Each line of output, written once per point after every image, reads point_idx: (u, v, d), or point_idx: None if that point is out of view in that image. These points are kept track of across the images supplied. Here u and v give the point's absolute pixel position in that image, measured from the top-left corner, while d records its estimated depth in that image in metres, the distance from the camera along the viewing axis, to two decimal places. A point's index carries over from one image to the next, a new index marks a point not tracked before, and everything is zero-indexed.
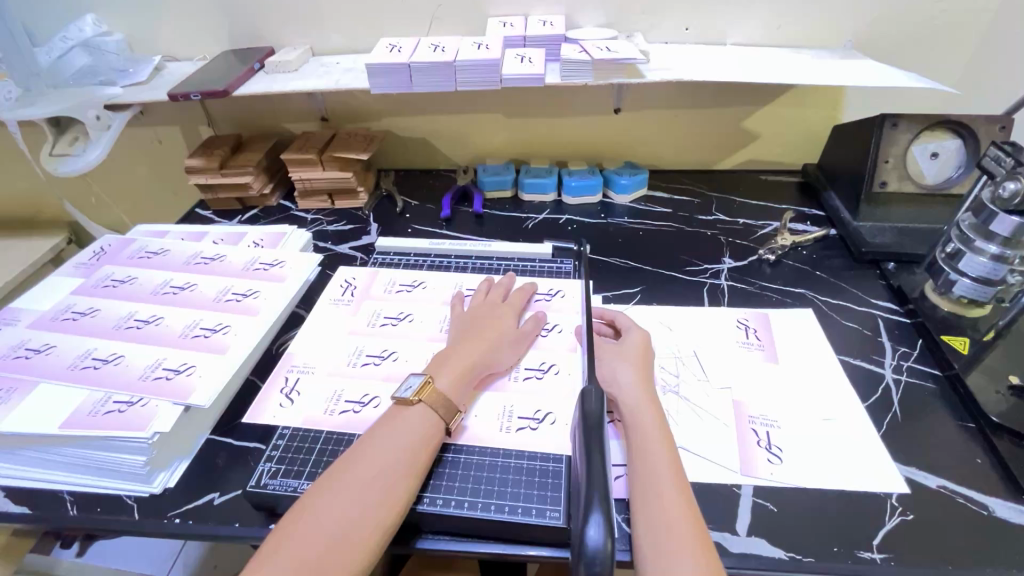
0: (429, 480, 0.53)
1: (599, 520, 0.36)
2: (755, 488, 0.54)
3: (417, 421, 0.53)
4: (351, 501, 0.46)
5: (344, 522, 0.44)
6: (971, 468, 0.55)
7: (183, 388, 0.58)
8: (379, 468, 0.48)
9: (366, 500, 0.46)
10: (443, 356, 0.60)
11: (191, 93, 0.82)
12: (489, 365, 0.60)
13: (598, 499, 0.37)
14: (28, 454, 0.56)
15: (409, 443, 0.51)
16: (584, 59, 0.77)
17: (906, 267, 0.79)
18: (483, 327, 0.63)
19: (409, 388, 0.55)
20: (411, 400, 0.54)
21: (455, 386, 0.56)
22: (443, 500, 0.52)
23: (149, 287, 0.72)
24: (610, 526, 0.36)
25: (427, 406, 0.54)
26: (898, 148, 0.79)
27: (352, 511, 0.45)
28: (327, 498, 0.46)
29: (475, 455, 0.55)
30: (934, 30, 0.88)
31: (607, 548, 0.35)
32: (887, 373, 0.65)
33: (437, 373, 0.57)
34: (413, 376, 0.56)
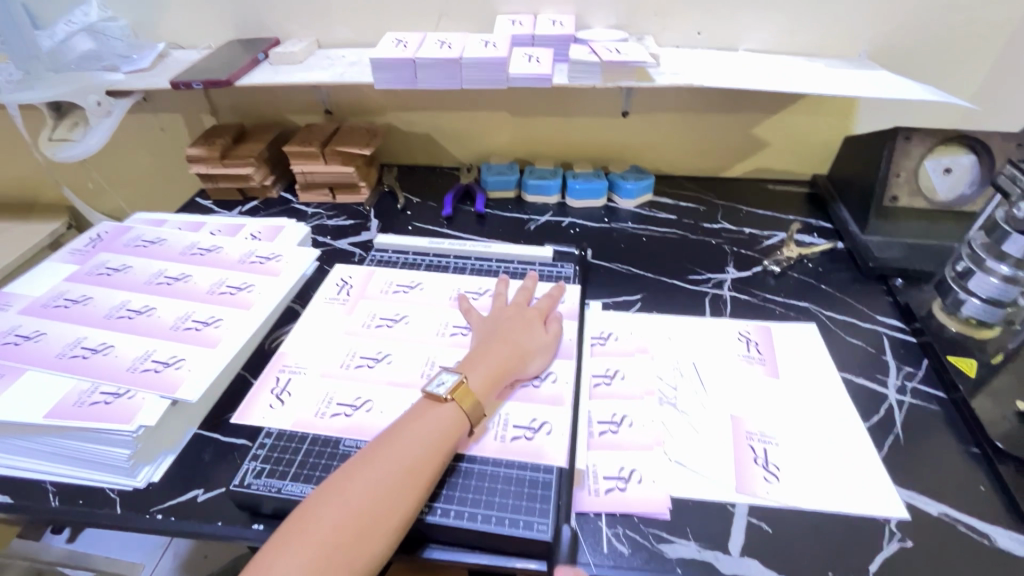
0: (438, 490, 0.52)
1: None
2: (750, 507, 0.52)
3: (442, 425, 0.52)
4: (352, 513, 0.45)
5: (342, 535, 0.44)
6: (976, 493, 0.54)
7: (171, 381, 0.57)
8: (388, 479, 0.47)
9: (368, 513, 0.45)
10: (474, 355, 0.59)
11: (193, 82, 0.81)
12: (519, 368, 0.60)
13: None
14: (11, 443, 0.55)
15: (424, 452, 0.50)
16: (592, 61, 0.75)
17: (914, 284, 0.77)
18: (512, 329, 0.63)
19: (442, 384, 0.55)
20: (445, 398, 0.53)
21: (486, 389, 0.56)
22: (430, 507, 0.51)
23: (144, 276, 0.71)
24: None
25: (457, 408, 0.53)
26: (911, 162, 0.78)
27: (352, 525, 0.44)
28: (333, 506, 0.45)
29: (489, 466, 0.54)
30: (952, 44, 0.86)
31: None
32: (890, 393, 0.64)
33: (470, 373, 0.57)
34: (447, 372, 0.56)
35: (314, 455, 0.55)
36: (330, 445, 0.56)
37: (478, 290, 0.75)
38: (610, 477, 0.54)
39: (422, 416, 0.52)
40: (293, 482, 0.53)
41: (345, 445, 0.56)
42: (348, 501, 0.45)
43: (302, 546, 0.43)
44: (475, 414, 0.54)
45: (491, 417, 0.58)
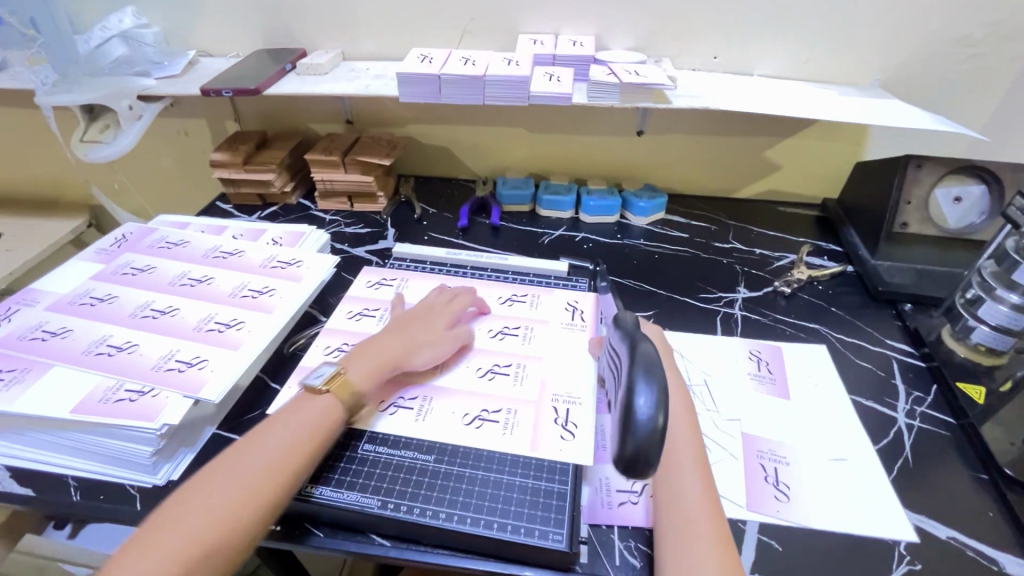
0: (439, 495, 0.52)
1: (648, 393, 0.39)
2: (761, 525, 0.53)
3: (317, 415, 0.53)
4: (278, 457, 0.49)
5: (259, 474, 0.47)
6: (983, 519, 0.55)
7: (194, 381, 0.58)
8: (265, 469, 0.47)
9: (288, 460, 0.49)
10: (364, 346, 0.60)
11: (223, 89, 0.83)
12: (410, 360, 0.60)
13: (652, 377, 0.41)
14: (34, 436, 0.56)
15: (291, 443, 0.50)
16: (612, 82, 0.77)
17: (923, 310, 0.78)
18: (419, 323, 0.64)
19: (320, 376, 0.56)
20: (320, 390, 0.54)
21: (366, 378, 0.57)
22: (443, 514, 0.51)
23: (167, 277, 0.73)
24: (662, 402, 0.39)
25: (334, 398, 0.54)
26: (921, 190, 0.79)
27: (276, 466, 0.48)
28: (212, 488, 0.45)
29: (504, 475, 0.54)
30: (962, 76, 0.88)
31: (656, 418, 0.39)
32: (900, 417, 0.64)
33: (352, 365, 0.57)
34: (326, 364, 0.57)
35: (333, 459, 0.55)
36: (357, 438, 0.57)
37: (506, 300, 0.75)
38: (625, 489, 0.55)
39: (302, 408, 0.53)
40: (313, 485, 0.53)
41: (364, 450, 0.56)
42: (222, 488, 0.45)
43: (232, 473, 0.46)
44: (352, 403, 0.55)
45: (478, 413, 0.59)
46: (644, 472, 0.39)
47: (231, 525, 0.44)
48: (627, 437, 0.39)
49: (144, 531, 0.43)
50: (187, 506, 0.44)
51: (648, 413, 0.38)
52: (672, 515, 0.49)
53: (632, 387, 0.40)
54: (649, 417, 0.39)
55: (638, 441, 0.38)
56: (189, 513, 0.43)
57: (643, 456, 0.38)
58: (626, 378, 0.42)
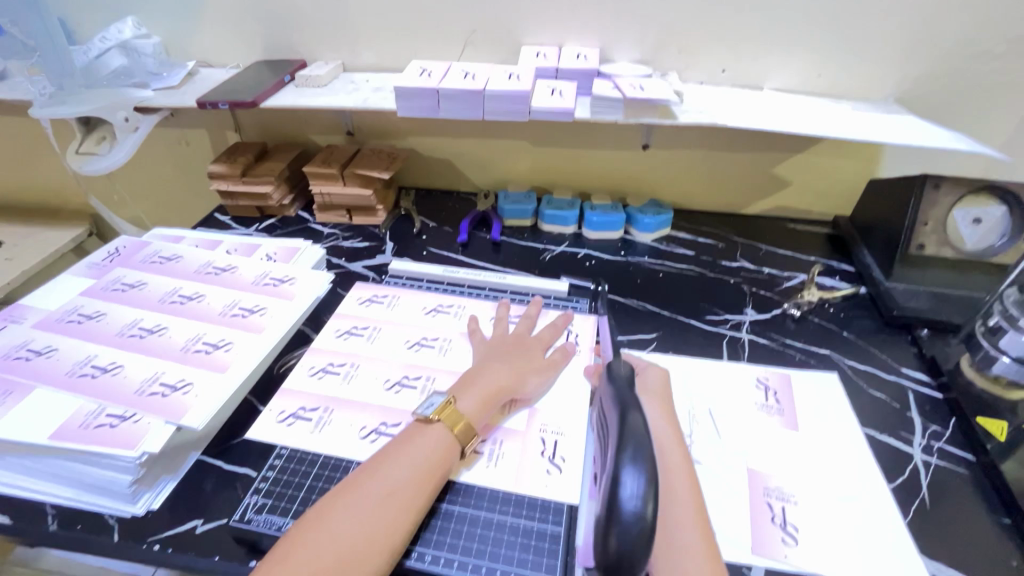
0: (429, 536, 0.50)
1: (637, 482, 0.39)
2: (767, 571, 0.50)
3: (431, 448, 0.51)
4: (393, 488, 0.47)
5: (381, 507, 0.46)
6: (1006, 570, 0.51)
7: (177, 406, 0.56)
8: (374, 506, 0.46)
9: (413, 494, 0.48)
10: (469, 377, 0.58)
11: (219, 101, 0.82)
12: (514, 390, 0.59)
13: (639, 461, 0.41)
14: (13, 461, 0.55)
15: (410, 478, 0.48)
16: (615, 97, 0.75)
17: (940, 336, 0.75)
18: (513, 355, 0.63)
19: (432, 407, 0.55)
20: (433, 419, 0.53)
21: (478, 409, 0.55)
22: (430, 555, 0.49)
23: (158, 294, 0.71)
24: (650, 493, 0.39)
25: (445, 429, 0.53)
26: (939, 211, 0.76)
27: (392, 498, 0.47)
28: (322, 527, 0.44)
29: (495, 513, 0.52)
30: (981, 92, 0.85)
31: (645, 510, 0.38)
32: (916, 453, 0.61)
33: (463, 395, 0.56)
34: (437, 395, 0.56)
35: (317, 491, 0.54)
36: (340, 469, 0.55)
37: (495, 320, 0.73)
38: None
39: (414, 440, 0.51)
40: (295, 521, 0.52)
41: None
42: (339, 527, 0.44)
43: (354, 505, 0.46)
44: (465, 435, 0.53)
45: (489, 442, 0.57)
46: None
47: (356, 560, 0.43)
48: (610, 535, 0.38)
49: (270, 564, 0.42)
50: (310, 538, 0.43)
51: (635, 504, 0.38)
52: (670, 563, 0.45)
53: (619, 474, 0.40)
54: (637, 510, 0.38)
55: (624, 542, 0.37)
56: (319, 547, 0.43)
57: (631, 552, 0.37)
58: (614, 462, 0.42)
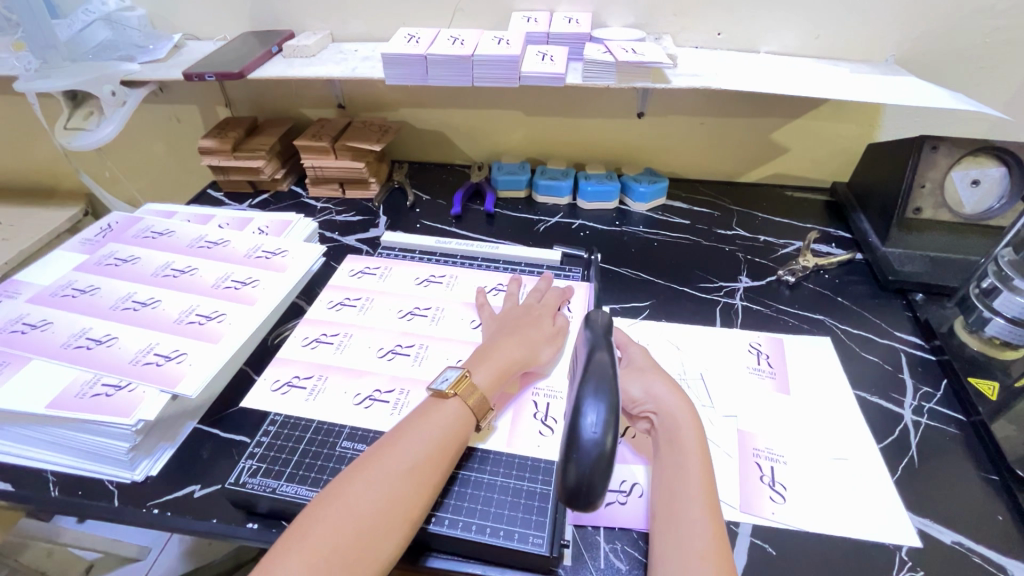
0: (442, 499, 0.51)
1: (599, 413, 0.43)
2: (754, 528, 0.51)
3: (446, 424, 0.51)
4: (408, 466, 0.47)
5: (400, 483, 0.46)
6: (992, 525, 0.52)
7: (172, 375, 0.57)
8: (393, 483, 0.45)
9: (430, 470, 0.48)
10: (482, 351, 0.58)
11: (206, 73, 0.81)
12: (526, 363, 0.59)
13: (601, 395, 0.44)
14: (14, 431, 0.56)
15: (427, 454, 0.48)
16: (607, 60, 0.73)
17: (935, 300, 0.74)
18: (522, 325, 0.62)
19: (445, 380, 0.54)
20: (448, 394, 0.52)
21: (492, 383, 0.55)
22: (434, 516, 0.49)
23: (150, 268, 0.72)
24: (610, 422, 0.43)
25: (461, 403, 0.52)
26: (937, 173, 0.75)
27: (407, 477, 0.46)
28: (339, 503, 0.44)
29: (487, 475, 0.53)
30: (983, 51, 0.83)
31: (605, 438, 0.42)
32: (907, 414, 0.61)
33: (476, 368, 0.56)
34: (451, 368, 0.56)
35: (311, 455, 0.54)
36: (333, 434, 0.56)
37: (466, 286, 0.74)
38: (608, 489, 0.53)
39: (428, 416, 0.51)
40: (290, 483, 0.52)
41: (343, 447, 0.55)
42: (356, 503, 0.44)
43: (368, 483, 0.45)
44: (480, 408, 0.53)
45: (500, 416, 0.57)
46: (589, 501, 0.41)
47: (375, 537, 0.43)
48: (572, 463, 0.42)
49: (289, 539, 0.42)
50: (327, 514, 0.43)
51: (595, 432, 0.42)
52: (671, 547, 0.44)
53: (582, 407, 0.44)
54: (598, 438, 0.42)
55: (583, 466, 0.41)
56: (338, 522, 0.43)
57: (589, 475, 0.41)
58: (577, 396, 0.45)
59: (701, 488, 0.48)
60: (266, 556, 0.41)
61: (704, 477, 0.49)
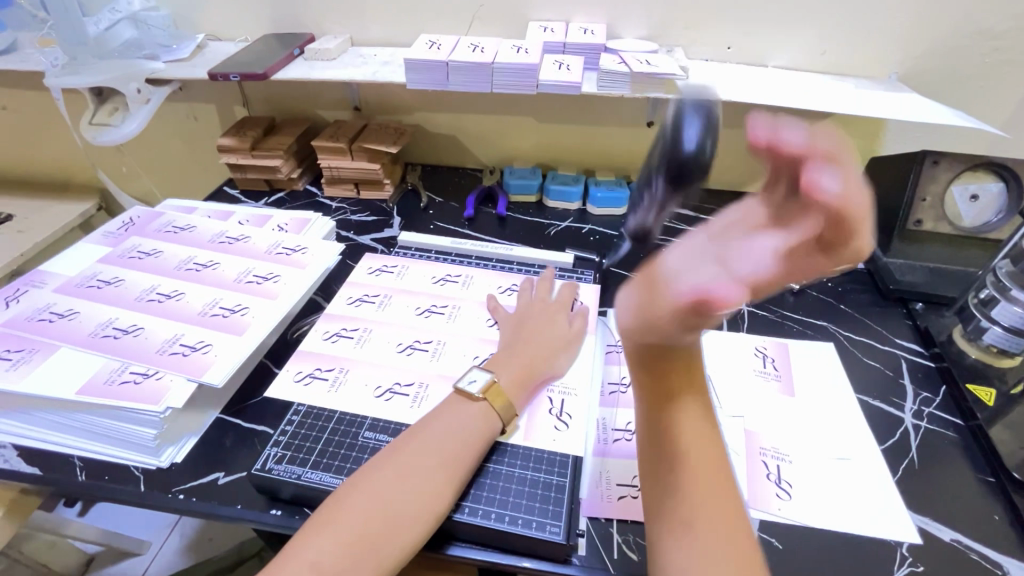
0: (469, 490, 0.52)
1: (693, 126, 0.55)
2: (762, 522, 0.53)
3: (470, 421, 0.53)
4: (431, 462, 0.49)
5: (422, 476, 0.48)
6: (988, 524, 0.54)
7: (198, 365, 0.58)
8: (416, 474, 0.48)
9: (452, 464, 0.50)
10: (503, 355, 0.61)
11: (231, 74, 0.83)
12: (546, 370, 0.61)
13: (696, 115, 0.56)
14: (42, 416, 0.57)
15: (450, 450, 0.50)
16: (622, 71, 0.76)
17: (935, 309, 0.77)
18: (539, 329, 0.64)
19: (473, 382, 0.56)
20: (477, 397, 0.55)
21: (516, 388, 0.57)
22: (459, 505, 0.51)
23: (174, 262, 0.73)
24: (704, 130, 0.54)
25: (488, 406, 0.55)
26: (937, 187, 0.78)
27: (431, 469, 0.49)
28: (364, 492, 0.46)
29: (506, 465, 0.54)
30: (984, 69, 0.85)
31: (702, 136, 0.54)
32: (907, 418, 0.64)
33: (500, 372, 0.58)
34: (477, 371, 0.58)
35: (334, 444, 0.56)
36: (354, 426, 0.58)
37: (484, 285, 0.76)
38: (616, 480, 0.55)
39: (452, 413, 0.53)
40: (314, 471, 0.54)
41: (364, 438, 0.57)
42: (380, 493, 0.46)
43: (393, 475, 0.48)
44: (506, 413, 0.55)
45: (523, 417, 0.59)
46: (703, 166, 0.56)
47: (399, 524, 0.45)
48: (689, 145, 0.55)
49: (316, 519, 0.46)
50: (353, 498, 0.46)
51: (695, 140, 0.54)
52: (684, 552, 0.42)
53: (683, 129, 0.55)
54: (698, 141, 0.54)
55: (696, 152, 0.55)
56: (362, 510, 0.45)
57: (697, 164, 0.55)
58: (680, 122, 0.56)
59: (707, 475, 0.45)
60: (296, 538, 0.44)
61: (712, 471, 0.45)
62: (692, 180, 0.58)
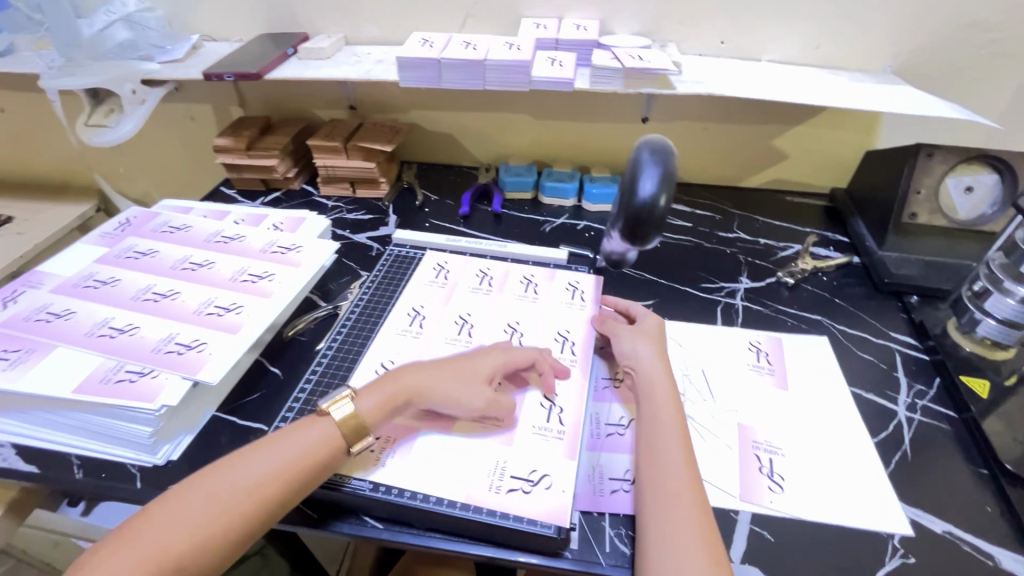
0: (464, 485, 0.52)
1: (651, 176, 0.54)
2: (754, 515, 0.53)
3: (318, 438, 0.51)
4: (246, 486, 0.47)
5: (232, 501, 0.46)
6: (979, 515, 0.54)
7: (193, 363, 0.59)
8: (223, 500, 0.46)
9: (274, 487, 0.47)
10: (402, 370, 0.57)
11: (225, 74, 0.83)
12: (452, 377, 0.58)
13: (657, 162, 0.55)
14: (38, 415, 0.58)
15: (273, 471, 0.48)
16: (615, 66, 0.76)
17: (930, 302, 0.77)
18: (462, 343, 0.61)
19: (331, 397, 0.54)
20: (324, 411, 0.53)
21: (388, 394, 0.55)
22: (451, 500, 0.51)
23: (169, 262, 0.74)
24: (661, 182, 0.54)
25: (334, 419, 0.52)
26: (931, 180, 0.77)
27: (247, 492, 0.47)
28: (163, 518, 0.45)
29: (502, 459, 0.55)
30: (979, 61, 0.85)
31: (654, 194, 0.54)
32: (900, 410, 0.64)
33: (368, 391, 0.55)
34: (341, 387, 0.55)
35: None
36: None
37: (478, 282, 0.76)
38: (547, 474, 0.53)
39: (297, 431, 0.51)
40: None
41: None
42: (178, 519, 0.44)
43: (198, 500, 0.46)
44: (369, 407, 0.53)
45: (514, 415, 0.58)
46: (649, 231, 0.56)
47: (187, 551, 0.44)
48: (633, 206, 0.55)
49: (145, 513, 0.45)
50: (149, 528, 0.44)
51: (649, 193, 0.54)
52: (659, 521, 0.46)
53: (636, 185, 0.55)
54: (651, 196, 0.54)
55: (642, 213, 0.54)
56: (151, 540, 0.43)
57: (643, 217, 0.55)
58: (638, 169, 0.55)
59: (678, 447, 0.51)
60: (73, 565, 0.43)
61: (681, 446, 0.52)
62: (647, 233, 0.56)
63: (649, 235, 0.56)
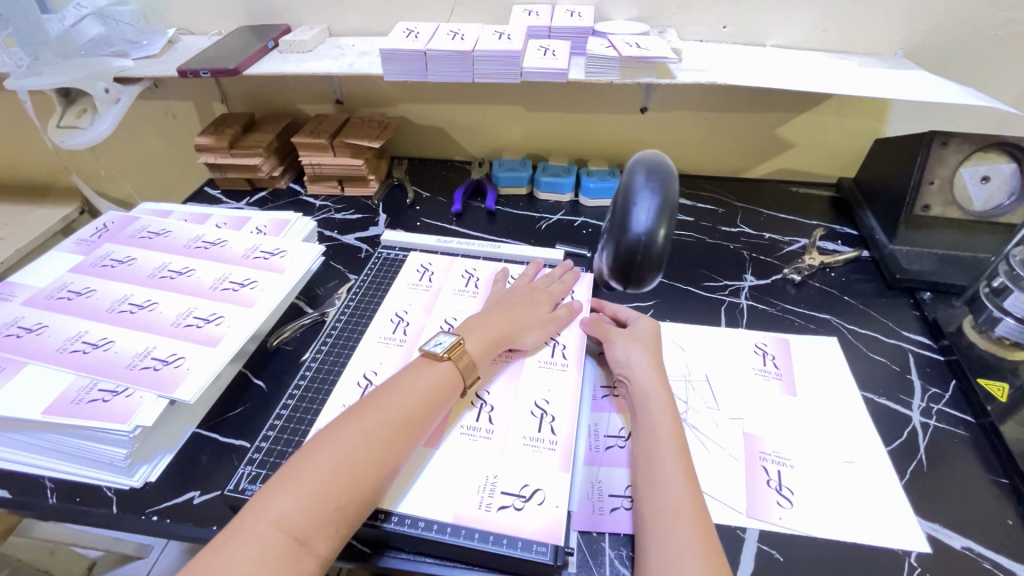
0: (455, 508, 0.49)
1: (647, 207, 0.51)
2: (762, 533, 0.50)
3: (431, 383, 0.52)
4: (367, 445, 0.45)
5: (353, 463, 0.44)
6: (1000, 529, 0.51)
7: (169, 379, 0.56)
8: (346, 462, 0.44)
9: (389, 443, 0.46)
10: (473, 321, 0.60)
11: (201, 70, 0.79)
12: (512, 339, 0.61)
13: (654, 188, 0.52)
14: (10, 437, 0.55)
15: (387, 425, 0.47)
16: (611, 55, 0.71)
17: (943, 299, 0.73)
18: (516, 303, 0.64)
19: (439, 344, 0.56)
20: (442, 356, 0.54)
21: (483, 350, 0.57)
22: (440, 525, 0.48)
23: (147, 269, 0.71)
24: (660, 213, 0.51)
25: (453, 365, 0.54)
26: (946, 170, 0.73)
27: (368, 449, 0.45)
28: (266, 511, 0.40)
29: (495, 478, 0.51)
30: (995, 43, 0.81)
31: (652, 225, 0.51)
32: (915, 416, 0.61)
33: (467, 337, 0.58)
34: (444, 335, 0.57)
35: None
36: None
37: (470, 284, 0.73)
38: (541, 487, 0.50)
39: (411, 376, 0.52)
40: None
41: None
42: (301, 497, 0.41)
43: (312, 475, 0.43)
44: (470, 372, 0.55)
45: (507, 429, 0.55)
46: (645, 266, 0.53)
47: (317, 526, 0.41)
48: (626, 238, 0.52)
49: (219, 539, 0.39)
50: (251, 523, 0.40)
51: (646, 224, 0.51)
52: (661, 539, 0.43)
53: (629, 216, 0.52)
54: (648, 228, 0.51)
55: (637, 248, 0.52)
56: (271, 525, 0.40)
57: (637, 251, 0.52)
58: (633, 196, 0.52)
59: (676, 459, 0.49)
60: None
61: (679, 456, 0.49)
62: (642, 268, 0.54)
63: (646, 277, 0.54)
